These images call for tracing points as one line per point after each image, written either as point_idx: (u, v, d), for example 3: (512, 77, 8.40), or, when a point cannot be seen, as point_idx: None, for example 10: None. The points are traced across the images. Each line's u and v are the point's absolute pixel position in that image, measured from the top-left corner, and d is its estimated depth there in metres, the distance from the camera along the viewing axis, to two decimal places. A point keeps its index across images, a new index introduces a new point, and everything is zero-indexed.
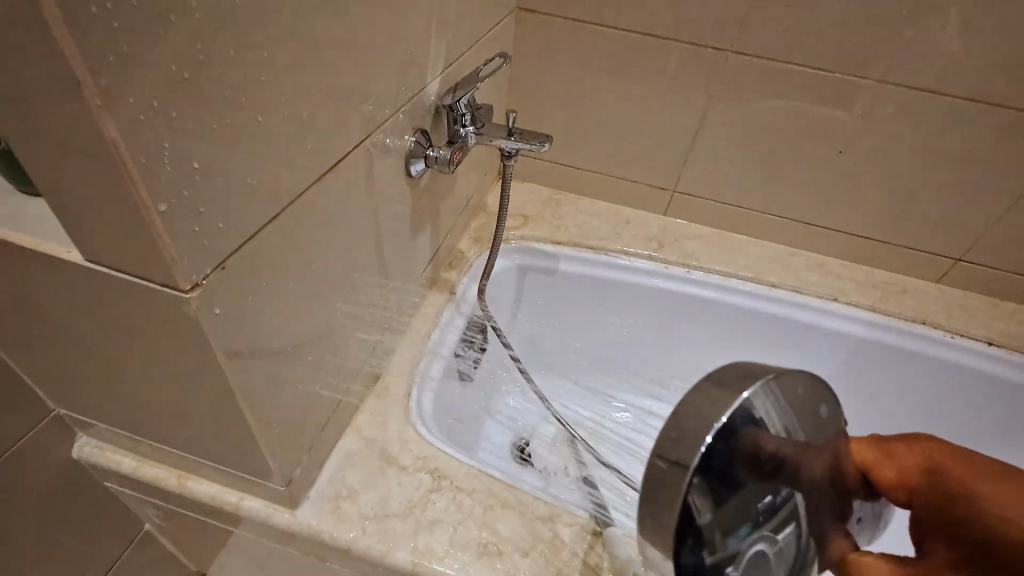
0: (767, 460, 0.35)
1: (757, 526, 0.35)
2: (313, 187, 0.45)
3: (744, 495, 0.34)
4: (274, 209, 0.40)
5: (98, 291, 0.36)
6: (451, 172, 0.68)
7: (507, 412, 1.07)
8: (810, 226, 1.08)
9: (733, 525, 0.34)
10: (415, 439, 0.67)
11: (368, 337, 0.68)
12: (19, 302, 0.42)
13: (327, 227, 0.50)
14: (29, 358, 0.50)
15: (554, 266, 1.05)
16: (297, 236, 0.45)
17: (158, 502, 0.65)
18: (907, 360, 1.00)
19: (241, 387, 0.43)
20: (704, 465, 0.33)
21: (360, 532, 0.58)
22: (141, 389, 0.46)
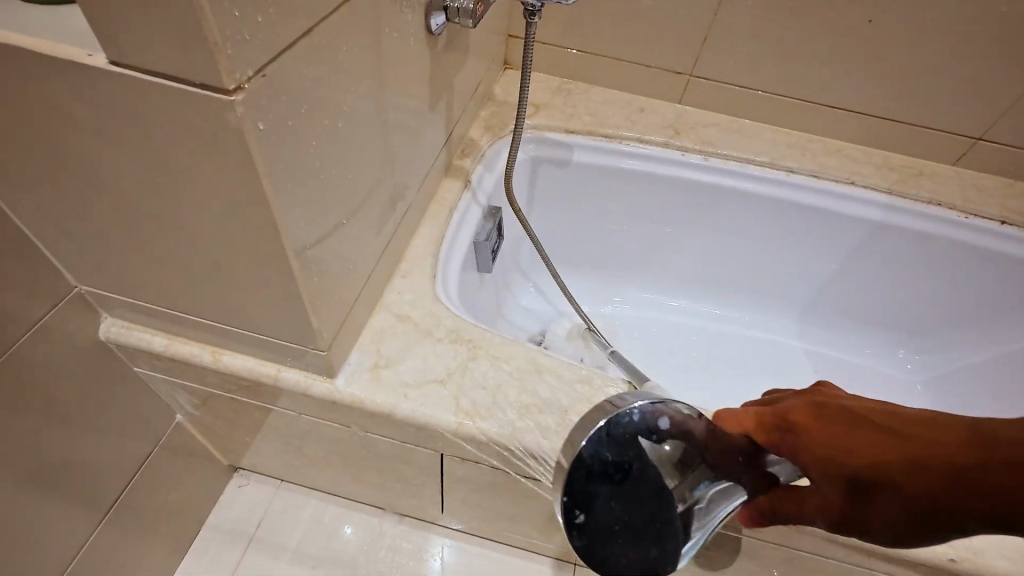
0: (680, 479, 0.43)
1: (713, 480, 0.44)
2: (341, 9, 0.41)
3: (680, 477, 0.43)
4: (308, 18, 0.36)
5: (128, 105, 0.33)
6: (472, 26, 0.65)
7: (522, 307, 1.08)
8: (834, 109, 1.04)
9: (693, 484, 0.43)
10: (446, 313, 0.67)
11: (390, 212, 0.66)
12: (36, 138, 0.39)
13: (355, 64, 0.46)
14: (50, 217, 0.47)
15: (567, 156, 1.02)
16: (329, 65, 0.41)
17: (192, 383, 0.66)
18: (917, 241, 1.02)
19: (288, 228, 0.41)
20: (630, 473, 0.41)
21: (402, 398, 0.59)
22: (175, 240, 0.44)
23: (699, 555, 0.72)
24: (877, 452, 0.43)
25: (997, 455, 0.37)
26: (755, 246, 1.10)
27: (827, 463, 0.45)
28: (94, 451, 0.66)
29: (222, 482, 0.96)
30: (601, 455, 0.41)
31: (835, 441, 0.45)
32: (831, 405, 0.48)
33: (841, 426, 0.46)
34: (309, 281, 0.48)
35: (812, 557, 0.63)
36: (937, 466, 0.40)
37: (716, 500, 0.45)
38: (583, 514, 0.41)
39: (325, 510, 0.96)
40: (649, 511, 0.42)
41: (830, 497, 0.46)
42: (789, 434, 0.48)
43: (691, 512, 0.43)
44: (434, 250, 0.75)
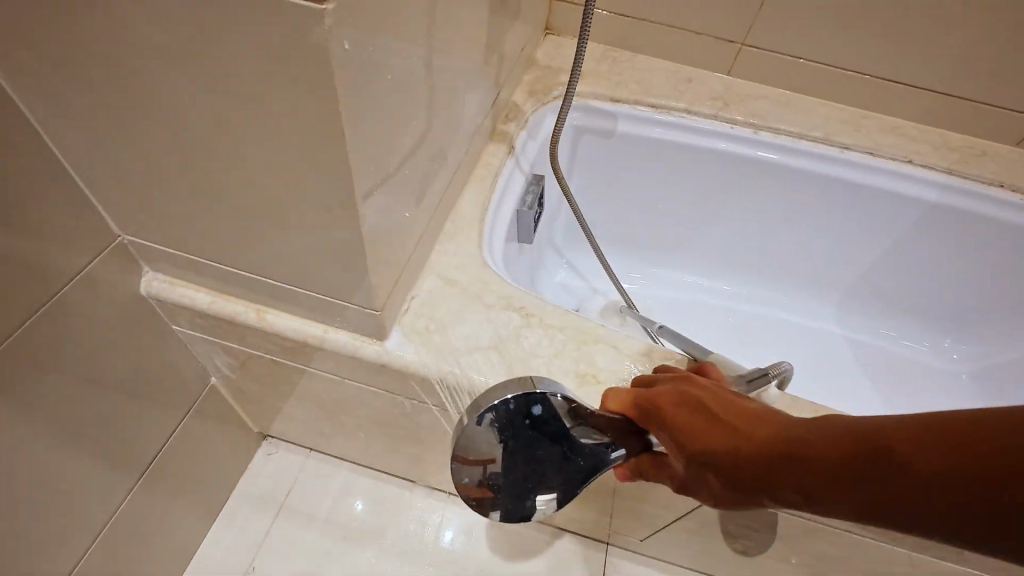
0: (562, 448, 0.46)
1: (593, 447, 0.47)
2: None
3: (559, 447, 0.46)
4: None
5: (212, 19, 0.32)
6: None
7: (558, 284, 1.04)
8: (894, 83, 0.99)
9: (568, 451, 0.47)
10: (496, 279, 0.64)
11: (439, 170, 0.62)
12: (113, 62, 0.38)
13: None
14: (109, 153, 0.46)
15: (611, 125, 0.98)
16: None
17: (232, 343, 0.63)
18: (974, 225, 0.97)
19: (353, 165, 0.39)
20: (505, 449, 0.45)
21: (454, 363, 0.56)
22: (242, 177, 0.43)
23: (745, 534, 0.71)
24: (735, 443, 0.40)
25: (847, 456, 0.35)
26: (801, 226, 1.06)
27: (687, 450, 0.43)
28: (133, 408, 0.64)
29: (251, 450, 0.94)
30: (479, 438, 0.44)
31: (694, 429, 0.43)
32: (701, 397, 0.44)
33: (707, 417, 0.43)
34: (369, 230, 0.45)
35: (873, 541, 0.61)
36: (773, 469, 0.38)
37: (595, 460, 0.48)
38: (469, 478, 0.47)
39: (355, 481, 0.95)
40: (523, 474, 0.47)
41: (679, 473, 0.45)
42: (654, 418, 0.45)
43: (564, 470, 0.48)
44: (480, 215, 0.72)
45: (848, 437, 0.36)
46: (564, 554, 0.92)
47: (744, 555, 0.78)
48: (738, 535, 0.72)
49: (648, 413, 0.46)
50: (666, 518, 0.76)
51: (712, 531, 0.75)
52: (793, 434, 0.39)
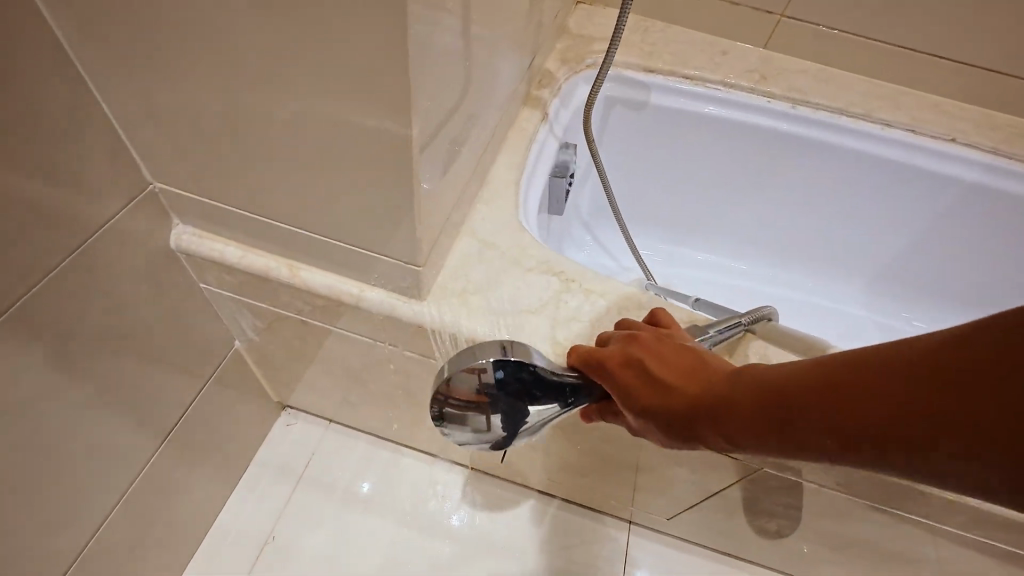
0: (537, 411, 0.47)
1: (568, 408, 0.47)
2: None
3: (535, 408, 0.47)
4: None
5: None
6: None
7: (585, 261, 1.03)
8: (939, 59, 0.95)
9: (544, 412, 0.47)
10: (534, 243, 0.61)
11: (477, 128, 0.60)
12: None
13: None
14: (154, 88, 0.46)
15: (643, 97, 0.95)
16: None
17: (262, 303, 0.62)
18: (1017, 208, 0.94)
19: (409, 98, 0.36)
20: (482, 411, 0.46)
21: (493, 325, 0.54)
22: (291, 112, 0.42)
23: (782, 515, 0.69)
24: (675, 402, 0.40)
25: (780, 415, 0.36)
26: (834, 207, 1.03)
27: (636, 411, 0.42)
28: (159, 367, 0.63)
29: (271, 419, 0.93)
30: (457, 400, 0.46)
31: (637, 389, 0.42)
32: (642, 356, 0.43)
33: (646, 377, 0.42)
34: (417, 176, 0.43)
35: (923, 525, 0.58)
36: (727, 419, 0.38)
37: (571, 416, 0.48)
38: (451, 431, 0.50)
39: (375, 453, 0.93)
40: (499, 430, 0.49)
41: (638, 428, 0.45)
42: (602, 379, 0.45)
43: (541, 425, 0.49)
44: (515, 179, 0.69)
45: (782, 400, 0.36)
46: (586, 532, 0.90)
47: (776, 536, 0.76)
48: (773, 515, 0.70)
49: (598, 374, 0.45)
50: (697, 496, 0.74)
51: (746, 511, 0.73)
52: (732, 393, 0.38)
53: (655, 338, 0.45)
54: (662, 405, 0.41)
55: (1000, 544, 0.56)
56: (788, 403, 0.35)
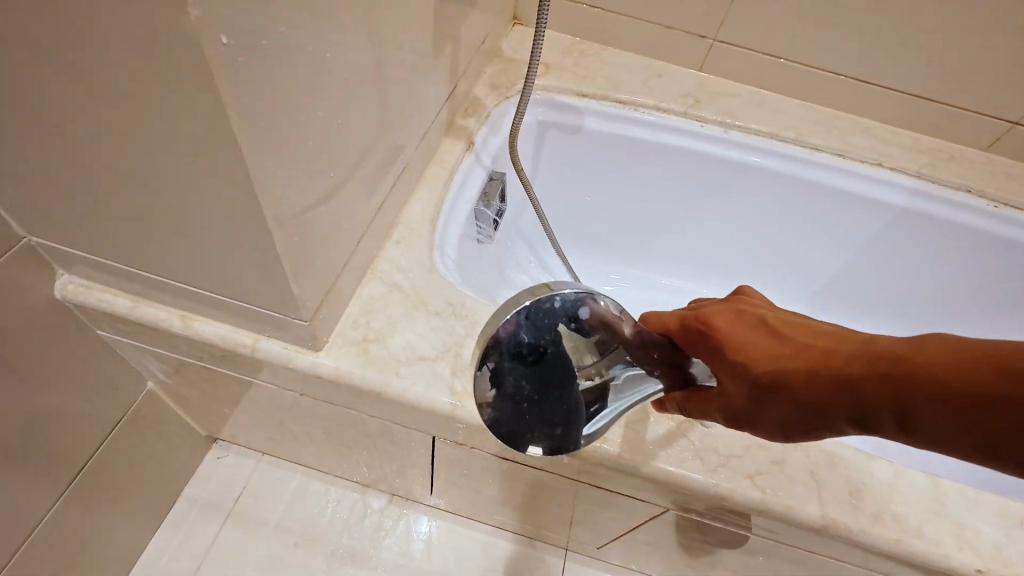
0: (600, 360, 0.43)
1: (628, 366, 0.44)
2: None
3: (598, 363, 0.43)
4: None
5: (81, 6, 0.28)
6: None
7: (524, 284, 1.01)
8: (865, 84, 0.97)
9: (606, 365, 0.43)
10: (444, 285, 0.61)
11: (381, 169, 0.59)
12: None
13: None
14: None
15: (577, 121, 0.95)
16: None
17: (162, 349, 0.60)
18: (941, 230, 0.96)
19: (259, 167, 0.36)
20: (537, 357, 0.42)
21: (393, 376, 0.53)
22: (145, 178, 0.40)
23: (698, 545, 0.69)
24: (797, 367, 0.43)
25: (912, 387, 0.38)
26: (770, 228, 1.04)
27: (747, 369, 0.44)
28: (55, 416, 0.60)
29: (198, 454, 0.91)
30: (515, 338, 0.41)
31: (748, 349, 0.44)
32: (755, 313, 0.47)
33: (762, 332, 0.45)
34: (284, 237, 0.42)
35: (826, 562, 0.59)
36: (839, 377, 0.41)
37: (629, 383, 0.44)
38: (495, 391, 0.43)
39: (309, 486, 0.92)
40: (550, 396, 0.43)
41: (732, 397, 0.45)
42: (704, 333, 0.46)
43: (601, 390, 0.44)
44: (431, 215, 0.69)
45: (912, 370, 0.38)
46: (521, 560, 0.90)
47: (699, 564, 0.77)
48: (692, 546, 0.71)
49: (704, 328, 0.46)
50: (620, 528, 0.74)
51: (667, 542, 0.73)
52: (854, 360, 0.41)
53: (755, 305, 0.49)
54: (783, 369, 0.43)
55: None
56: (923, 376, 0.38)
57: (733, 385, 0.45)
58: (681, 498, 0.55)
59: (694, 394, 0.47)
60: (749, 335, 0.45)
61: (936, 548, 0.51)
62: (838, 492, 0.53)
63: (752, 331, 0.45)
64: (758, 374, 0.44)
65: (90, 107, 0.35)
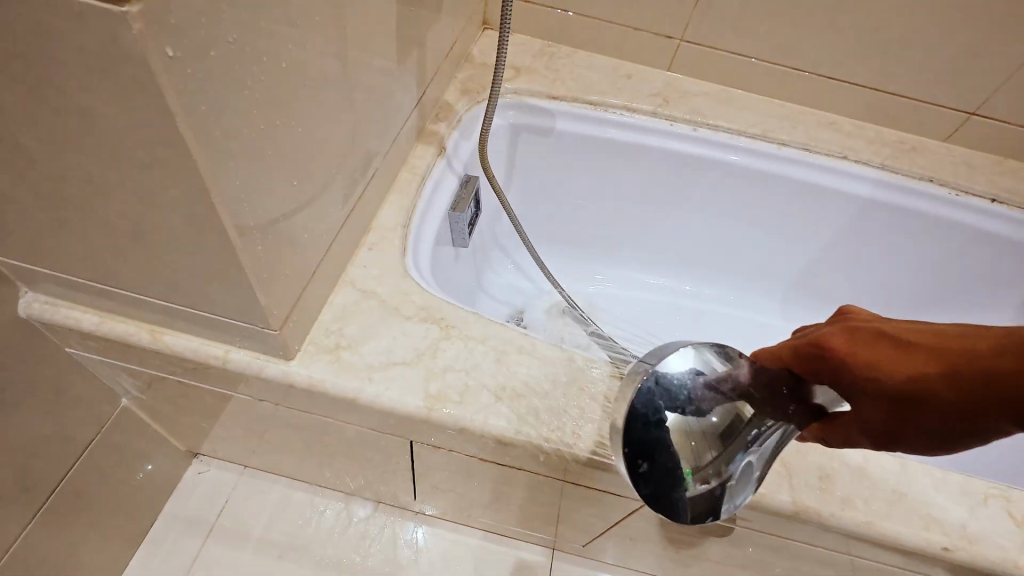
0: (724, 449, 0.41)
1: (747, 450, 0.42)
2: None
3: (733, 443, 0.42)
4: None
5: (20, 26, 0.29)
6: None
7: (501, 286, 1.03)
8: (828, 79, 1.00)
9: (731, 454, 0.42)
10: (416, 289, 0.61)
11: (350, 178, 0.59)
12: None
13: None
14: None
15: (549, 124, 0.96)
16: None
17: (133, 365, 0.59)
18: (907, 219, 0.99)
19: (215, 177, 0.36)
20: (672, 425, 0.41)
21: (366, 381, 0.53)
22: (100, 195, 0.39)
23: (680, 537, 0.70)
24: (938, 374, 0.39)
25: None
26: (743, 223, 1.06)
27: (884, 388, 0.41)
28: (24, 438, 0.59)
29: (179, 470, 0.90)
30: (650, 406, 0.41)
31: (879, 365, 0.42)
32: (866, 326, 0.45)
33: (884, 344, 0.43)
34: (246, 246, 0.42)
35: (802, 547, 0.60)
36: (987, 381, 0.38)
37: (750, 469, 0.43)
38: (645, 464, 0.41)
39: (292, 497, 0.91)
40: (684, 482, 0.41)
41: (873, 420, 0.43)
42: (821, 358, 0.44)
43: (725, 486, 0.42)
44: (402, 221, 0.69)
45: None
46: (509, 562, 0.90)
47: (683, 556, 0.78)
48: (673, 539, 0.71)
49: (823, 353, 0.44)
50: (603, 525, 0.75)
51: (650, 536, 0.74)
52: (997, 356, 0.38)
53: (865, 320, 0.46)
54: (917, 379, 0.40)
55: (870, 562, 0.59)
56: None
57: (872, 409, 0.42)
58: None
59: (831, 426, 0.45)
60: (873, 351, 0.42)
61: (903, 529, 0.52)
62: (807, 478, 0.54)
63: (875, 346, 0.43)
64: (891, 388, 0.41)
65: (39, 123, 0.34)
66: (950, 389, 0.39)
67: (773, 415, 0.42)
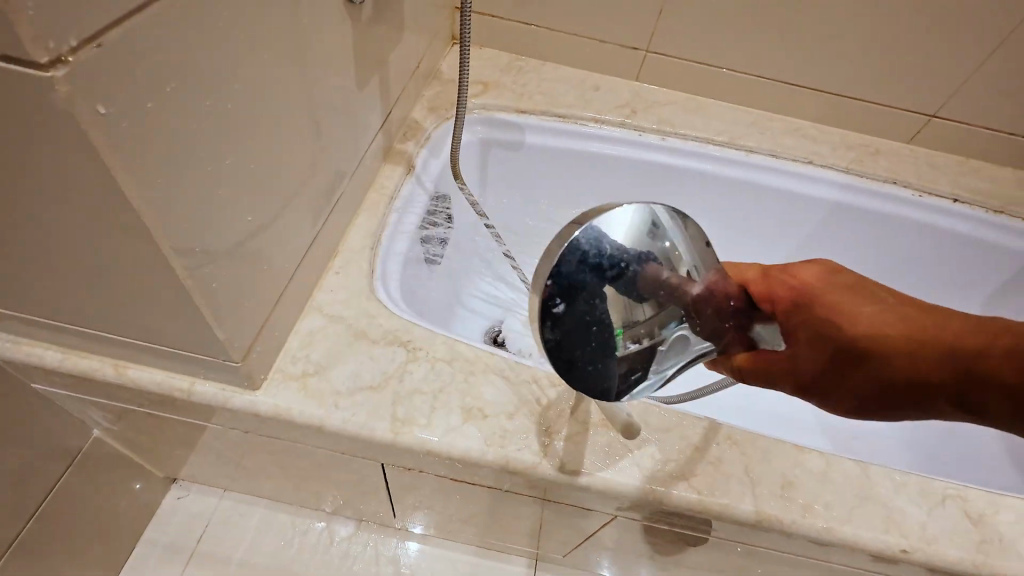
0: (659, 312, 0.38)
1: (680, 323, 0.39)
2: None
3: (667, 316, 0.38)
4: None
5: None
6: None
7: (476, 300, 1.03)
8: (792, 86, 1.02)
9: (664, 320, 0.38)
10: (384, 313, 0.61)
11: (313, 204, 0.60)
12: None
13: (245, 40, 0.40)
14: None
15: (519, 138, 0.97)
16: (207, 35, 0.35)
17: (100, 398, 0.59)
18: (873, 220, 1.01)
19: (159, 221, 0.36)
20: (614, 282, 0.36)
21: (333, 408, 0.54)
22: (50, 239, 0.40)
23: (656, 546, 0.71)
24: (891, 330, 0.47)
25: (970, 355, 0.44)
26: (715, 229, 1.07)
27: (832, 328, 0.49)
28: None
29: (157, 496, 0.89)
30: (597, 247, 0.36)
31: (839, 309, 0.50)
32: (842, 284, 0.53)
33: (851, 300, 0.51)
34: (197, 283, 0.42)
35: (771, 554, 0.61)
36: (918, 342, 0.46)
37: (672, 351, 0.40)
38: (562, 305, 0.36)
39: (273, 518, 0.91)
40: (603, 335, 0.37)
41: (805, 355, 0.49)
42: (793, 290, 0.51)
43: (650, 352, 0.39)
44: (370, 243, 0.69)
45: (984, 344, 0.44)
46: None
47: (662, 564, 0.79)
48: (649, 549, 0.72)
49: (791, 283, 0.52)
50: (580, 536, 0.75)
51: (627, 545, 0.75)
52: (932, 330, 0.46)
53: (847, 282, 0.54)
54: (873, 332, 0.47)
55: (838, 566, 0.60)
56: (994, 351, 0.43)
57: (809, 344, 0.49)
58: (626, 505, 0.56)
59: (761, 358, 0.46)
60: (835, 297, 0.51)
61: (864, 532, 0.54)
62: (770, 486, 0.55)
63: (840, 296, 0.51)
64: (842, 331, 0.49)
65: None
66: (881, 343, 0.47)
67: (702, 323, 0.40)
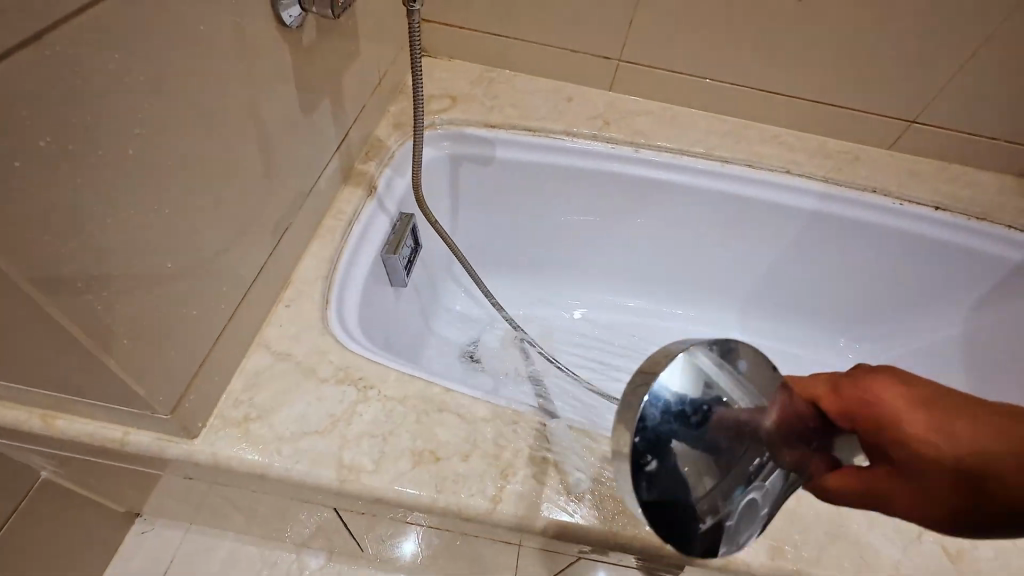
0: (722, 479, 0.33)
1: (749, 484, 0.34)
2: (95, 18, 0.32)
3: (735, 479, 0.33)
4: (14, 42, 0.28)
5: None
6: (338, 18, 0.53)
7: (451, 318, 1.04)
8: (769, 93, 0.99)
9: (729, 488, 0.33)
10: (334, 348, 0.59)
11: (257, 238, 0.57)
12: None
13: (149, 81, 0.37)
14: None
15: (488, 153, 0.94)
16: (84, 74, 0.32)
17: (35, 446, 0.56)
18: (852, 229, 0.99)
19: (30, 275, 0.33)
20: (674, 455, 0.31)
21: (275, 456, 0.51)
22: None
23: None
24: (1006, 453, 0.31)
25: None
26: (693, 240, 1.05)
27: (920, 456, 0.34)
28: None
29: (118, 532, 0.86)
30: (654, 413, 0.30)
31: (928, 432, 0.34)
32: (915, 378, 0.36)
33: (934, 402, 0.35)
34: (94, 335, 0.39)
35: None
36: None
37: (747, 514, 0.35)
38: (655, 461, 0.30)
39: (241, 551, 0.88)
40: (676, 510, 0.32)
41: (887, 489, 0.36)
42: (859, 407, 0.36)
43: (720, 527, 0.33)
44: (325, 272, 0.67)
45: None
46: None
47: None
48: None
49: (856, 399, 0.36)
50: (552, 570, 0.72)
51: None
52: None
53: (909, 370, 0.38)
54: (975, 457, 0.32)
55: None
56: None
57: (886, 474, 0.36)
58: (589, 548, 0.54)
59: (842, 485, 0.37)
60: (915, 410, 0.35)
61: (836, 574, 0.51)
62: None
63: (919, 403, 0.35)
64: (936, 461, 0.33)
65: None
66: (998, 476, 0.31)
67: (782, 461, 0.35)
